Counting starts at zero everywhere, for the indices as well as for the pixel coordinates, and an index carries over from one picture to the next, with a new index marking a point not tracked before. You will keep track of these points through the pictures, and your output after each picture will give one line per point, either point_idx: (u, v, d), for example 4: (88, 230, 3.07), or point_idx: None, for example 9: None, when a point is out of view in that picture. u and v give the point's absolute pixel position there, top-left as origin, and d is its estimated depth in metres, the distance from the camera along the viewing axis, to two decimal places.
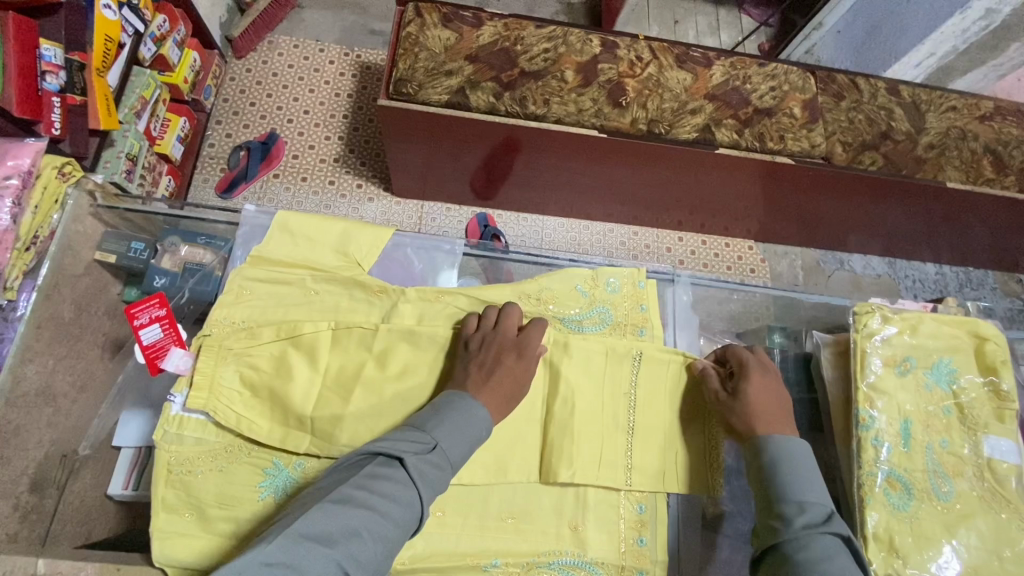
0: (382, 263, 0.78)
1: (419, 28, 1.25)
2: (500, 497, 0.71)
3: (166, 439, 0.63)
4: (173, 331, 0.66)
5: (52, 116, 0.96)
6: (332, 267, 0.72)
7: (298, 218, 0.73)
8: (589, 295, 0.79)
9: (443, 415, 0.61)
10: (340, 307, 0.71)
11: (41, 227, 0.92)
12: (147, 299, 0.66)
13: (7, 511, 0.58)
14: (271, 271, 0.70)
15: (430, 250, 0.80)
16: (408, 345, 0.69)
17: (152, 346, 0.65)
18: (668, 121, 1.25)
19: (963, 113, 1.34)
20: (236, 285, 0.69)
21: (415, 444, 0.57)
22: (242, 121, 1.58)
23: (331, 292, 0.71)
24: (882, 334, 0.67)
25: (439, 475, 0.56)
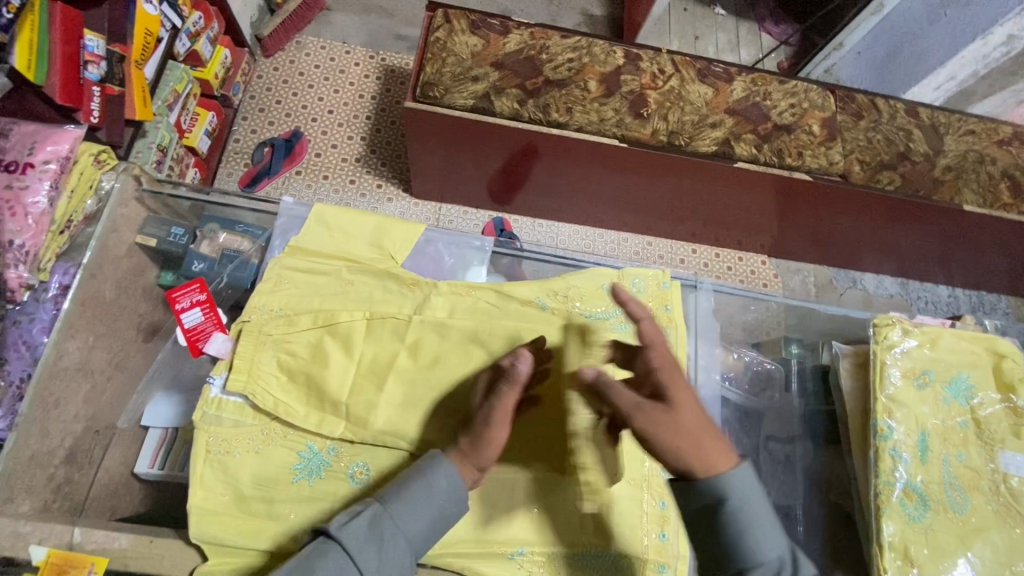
0: (414, 256, 0.80)
1: (447, 33, 1.28)
2: (527, 488, 0.71)
3: (206, 420, 0.65)
4: (212, 315, 0.69)
5: (90, 106, 0.98)
6: (368, 259, 0.75)
7: (335, 211, 0.76)
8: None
9: (405, 483, 0.58)
10: (373, 298, 0.72)
11: (75, 211, 0.95)
12: (187, 285, 0.69)
13: (43, 482, 0.60)
14: (310, 261, 0.73)
15: (461, 246, 0.82)
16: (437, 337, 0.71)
17: (194, 328, 0.68)
18: (689, 133, 1.27)
19: (981, 137, 1.35)
20: (275, 273, 0.71)
21: (368, 518, 0.55)
22: (268, 118, 1.61)
23: (366, 282, 0.73)
24: (901, 346, 0.68)
25: (390, 554, 0.55)
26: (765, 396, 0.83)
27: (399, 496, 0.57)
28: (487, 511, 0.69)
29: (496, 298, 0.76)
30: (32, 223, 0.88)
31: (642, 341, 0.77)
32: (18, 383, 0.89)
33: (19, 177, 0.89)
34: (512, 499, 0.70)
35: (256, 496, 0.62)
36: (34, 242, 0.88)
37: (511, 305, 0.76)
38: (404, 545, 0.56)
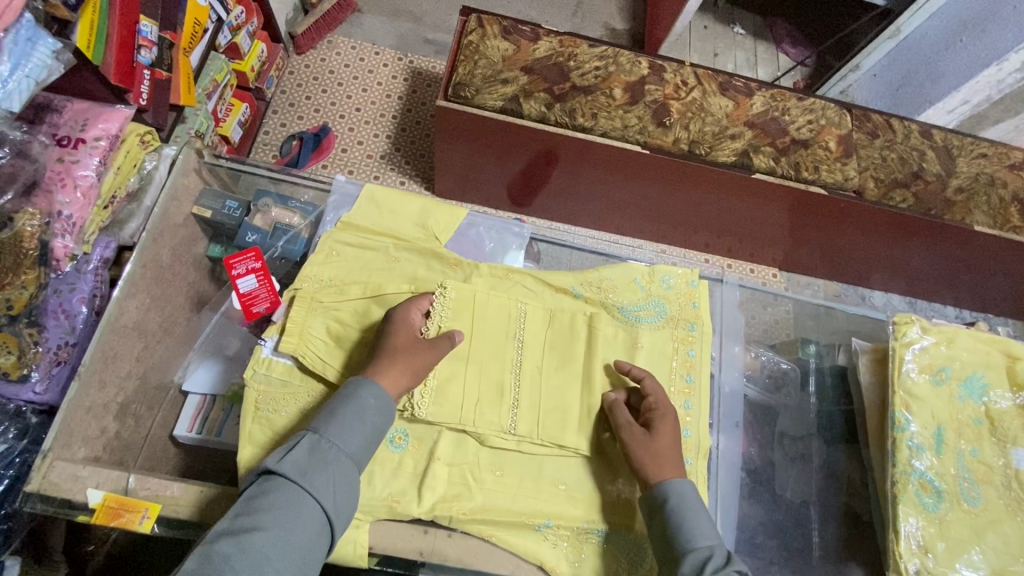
0: (457, 239, 0.85)
1: (480, 37, 1.32)
2: (553, 466, 0.73)
3: (256, 378, 0.69)
4: (266, 282, 0.74)
5: (140, 88, 1.00)
6: (413, 238, 0.80)
7: (384, 192, 0.83)
8: (646, 289, 0.83)
9: (336, 406, 0.61)
10: (416, 275, 0.78)
11: (119, 187, 0.96)
12: (245, 253, 0.74)
13: (96, 433, 0.68)
14: (357, 236, 0.79)
15: (500, 231, 0.87)
16: (469, 316, 0.76)
17: (248, 294, 0.73)
18: (709, 143, 1.30)
19: (992, 160, 1.38)
20: (327, 246, 0.77)
21: (308, 444, 0.58)
22: (297, 113, 1.66)
23: (411, 261, 0.79)
24: (920, 344, 0.73)
25: (339, 471, 0.57)
26: (781, 393, 0.84)
27: (329, 418, 0.60)
28: (517, 483, 0.71)
29: (532, 284, 0.81)
30: (81, 196, 0.88)
31: (670, 336, 0.80)
32: (54, 350, 0.89)
33: (70, 151, 0.89)
34: (541, 474, 0.73)
35: None
36: (81, 214, 0.88)
37: (545, 293, 0.81)
38: (345, 459, 0.58)
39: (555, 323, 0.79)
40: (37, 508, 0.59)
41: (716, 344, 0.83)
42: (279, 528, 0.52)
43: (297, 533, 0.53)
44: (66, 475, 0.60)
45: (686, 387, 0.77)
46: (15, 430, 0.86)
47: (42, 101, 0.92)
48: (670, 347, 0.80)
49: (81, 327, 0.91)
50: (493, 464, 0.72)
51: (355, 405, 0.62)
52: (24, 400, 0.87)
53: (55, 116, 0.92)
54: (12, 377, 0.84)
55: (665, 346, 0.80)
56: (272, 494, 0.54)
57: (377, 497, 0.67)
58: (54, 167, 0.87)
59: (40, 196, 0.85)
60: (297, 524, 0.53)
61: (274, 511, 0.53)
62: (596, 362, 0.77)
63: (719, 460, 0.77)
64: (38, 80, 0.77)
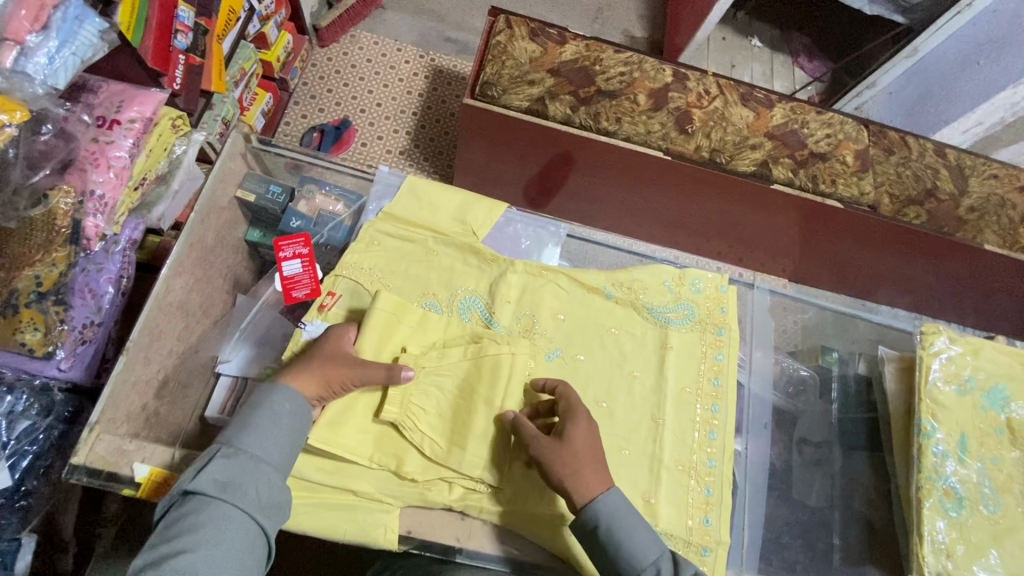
0: (494, 234, 0.86)
1: (508, 38, 1.34)
2: None
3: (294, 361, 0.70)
4: (309, 269, 0.76)
5: (174, 73, 1.01)
6: (452, 232, 0.82)
7: (424, 184, 0.84)
8: (676, 292, 0.84)
9: (248, 416, 0.60)
10: (454, 268, 0.79)
11: (150, 169, 0.96)
12: (293, 236, 0.77)
13: (136, 411, 0.68)
14: (399, 227, 0.80)
15: (537, 228, 0.88)
16: (510, 308, 0.78)
17: (291, 277, 0.75)
18: (730, 152, 1.32)
19: (1004, 182, 1.40)
20: (368, 235, 0.78)
21: (224, 456, 0.58)
22: (319, 105, 1.67)
23: (449, 253, 0.80)
24: (946, 354, 0.74)
25: (263, 478, 0.58)
26: (802, 399, 0.86)
27: (240, 430, 0.60)
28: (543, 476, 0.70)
29: (566, 283, 0.81)
30: (114, 176, 0.88)
31: (699, 340, 0.81)
32: (80, 329, 0.88)
33: (105, 132, 0.89)
34: None
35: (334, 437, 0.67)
36: (112, 195, 0.88)
37: (578, 292, 0.81)
38: (266, 464, 0.59)
39: (587, 323, 0.80)
40: (83, 480, 0.60)
41: (744, 350, 0.85)
42: (213, 531, 0.54)
43: (233, 539, 0.54)
44: (112, 449, 0.61)
45: (713, 392, 0.78)
46: (39, 406, 0.87)
47: (78, 82, 0.93)
48: (698, 352, 0.81)
49: (107, 306, 0.91)
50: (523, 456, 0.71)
51: (262, 415, 0.61)
52: (48, 376, 0.88)
53: (90, 96, 0.92)
54: (36, 354, 0.84)
55: (692, 351, 0.81)
56: (198, 501, 0.55)
57: (407, 484, 0.67)
58: (89, 147, 0.87)
59: (74, 174, 0.85)
60: (231, 528, 0.55)
61: (205, 515, 0.54)
62: (626, 362, 0.78)
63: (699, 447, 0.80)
64: (83, 59, 0.78)
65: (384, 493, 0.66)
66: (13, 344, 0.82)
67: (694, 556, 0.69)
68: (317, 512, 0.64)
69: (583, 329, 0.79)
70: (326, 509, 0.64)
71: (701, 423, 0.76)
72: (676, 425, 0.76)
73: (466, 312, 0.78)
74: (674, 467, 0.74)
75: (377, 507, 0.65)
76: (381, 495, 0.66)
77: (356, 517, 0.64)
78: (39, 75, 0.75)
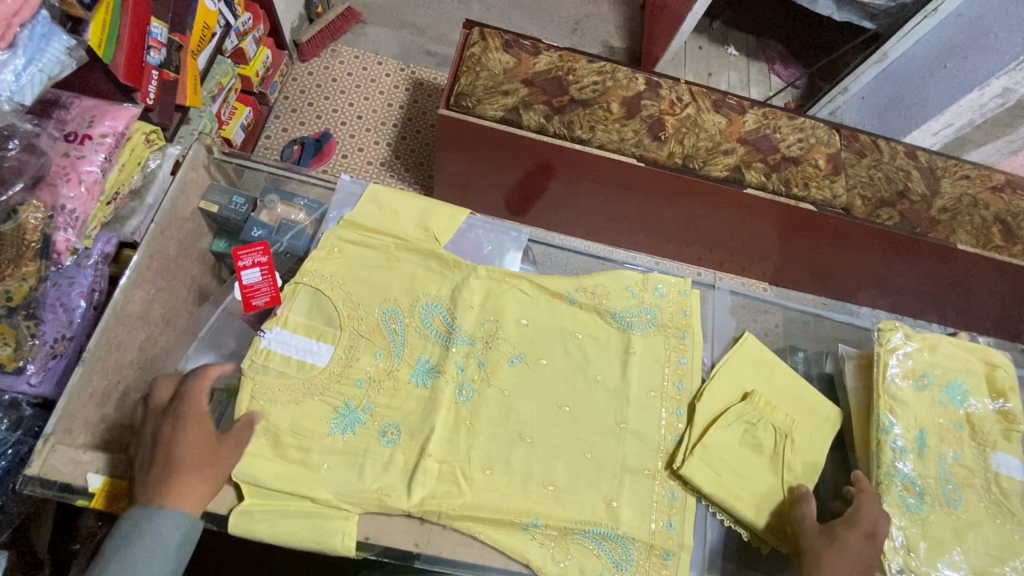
0: (455, 241, 0.86)
1: (482, 50, 1.36)
2: (542, 466, 0.73)
3: (253, 368, 0.72)
4: (269, 277, 0.77)
5: (147, 88, 1.01)
6: (414, 239, 0.82)
7: (388, 194, 0.85)
8: (639, 297, 0.85)
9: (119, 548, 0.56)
10: (417, 275, 0.81)
11: (123, 184, 0.97)
12: (252, 246, 0.78)
13: (96, 422, 0.69)
14: (361, 235, 0.81)
15: (499, 234, 0.89)
16: (474, 314, 0.80)
17: (250, 286, 0.76)
18: (703, 157, 1.34)
19: (975, 182, 1.42)
20: (330, 243, 0.80)
21: None
22: (299, 118, 1.68)
23: (412, 260, 0.81)
24: (902, 350, 0.77)
25: None
26: None
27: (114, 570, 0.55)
28: (506, 481, 0.71)
29: (528, 288, 0.82)
30: (85, 191, 0.88)
31: (663, 344, 0.83)
32: (51, 343, 0.87)
33: (76, 147, 0.89)
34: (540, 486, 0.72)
35: (293, 444, 0.69)
36: (84, 209, 0.88)
37: (541, 298, 0.82)
38: None
39: (552, 329, 0.81)
40: (36, 491, 0.61)
41: (710, 354, 0.86)
42: None
43: None
44: (66, 459, 0.62)
45: (677, 395, 0.80)
46: (8, 420, 0.86)
47: (49, 98, 0.93)
48: (662, 355, 0.82)
49: (79, 320, 0.91)
50: (484, 462, 0.72)
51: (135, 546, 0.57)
52: (18, 392, 0.86)
53: (62, 112, 0.93)
54: (7, 369, 0.83)
55: (654, 354, 0.82)
56: None
57: (366, 490, 0.67)
58: (59, 162, 0.88)
59: (45, 189, 0.85)
60: None
61: None
62: (589, 366, 0.80)
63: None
64: (51, 75, 0.79)
65: (342, 500, 0.66)
66: None
67: (657, 559, 0.71)
68: (275, 521, 0.64)
69: (546, 334, 0.81)
70: (285, 517, 0.65)
71: (667, 427, 0.78)
72: (640, 428, 0.77)
73: (427, 317, 0.79)
74: (637, 472, 0.75)
75: (336, 514, 0.66)
76: (341, 502, 0.66)
77: (313, 523, 0.65)
78: (6, 91, 0.75)
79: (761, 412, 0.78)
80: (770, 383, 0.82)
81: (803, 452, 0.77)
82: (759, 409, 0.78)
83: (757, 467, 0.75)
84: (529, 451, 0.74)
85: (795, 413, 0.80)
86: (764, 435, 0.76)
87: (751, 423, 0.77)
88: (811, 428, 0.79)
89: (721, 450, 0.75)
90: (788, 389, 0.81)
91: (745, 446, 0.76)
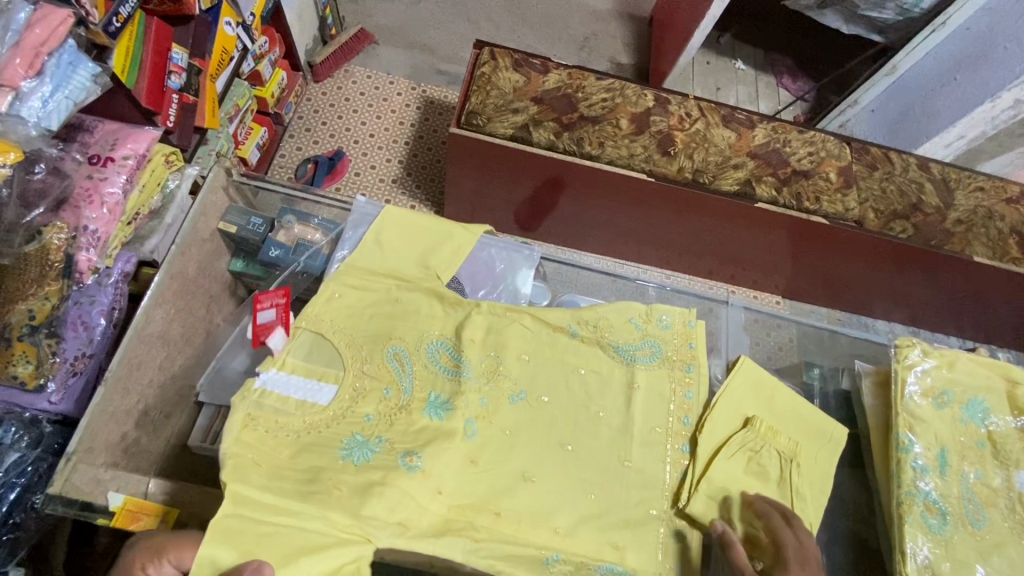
0: (468, 261, 0.90)
1: (492, 69, 1.38)
2: (552, 506, 0.73)
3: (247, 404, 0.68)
4: (281, 317, 0.76)
5: (168, 111, 1.04)
6: (416, 277, 0.84)
7: (392, 229, 0.86)
8: (642, 329, 0.86)
9: None
10: (420, 312, 0.81)
11: (143, 204, 0.98)
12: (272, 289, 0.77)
13: (116, 441, 0.70)
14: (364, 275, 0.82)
15: (511, 252, 0.92)
16: (478, 351, 0.80)
17: (264, 325, 0.74)
18: (713, 172, 1.35)
19: (990, 194, 1.41)
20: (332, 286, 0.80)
21: None
22: (313, 138, 1.72)
23: (415, 298, 0.82)
24: (921, 366, 0.76)
25: None
26: None
27: None
28: (518, 523, 0.71)
29: (530, 323, 0.83)
30: (107, 212, 0.90)
31: (667, 377, 0.83)
32: (70, 361, 0.89)
33: (99, 169, 0.91)
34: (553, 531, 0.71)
35: None
36: (106, 230, 0.90)
37: (542, 331, 0.83)
38: None
39: (556, 365, 0.81)
40: (57, 510, 0.61)
41: (715, 371, 0.88)
42: None
43: None
44: (87, 478, 0.63)
45: (682, 430, 0.80)
46: (29, 438, 0.87)
47: (74, 122, 0.96)
48: (668, 389, 0.83)
49: (99, 339, 0.92)
50: (492, 502, 0.71)
51: None
52: (38, 409, 0.88)
53: (86, 136, 0.95)
54: (28, 387, 0.85)
55: (659, 391, 0.82)
56: None
57: None
58: (83, 184, 0.90)
59: (69, 211, 0.88)
60: None
61: None
62: (592, 402, 0.80)
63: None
64: (76, 101, 0.82)
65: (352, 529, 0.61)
66: (6, 376, 0.84)
67: None
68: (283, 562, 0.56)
69: (549, 369, 0.81)
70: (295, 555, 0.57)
71: (673, 461, 0.78)
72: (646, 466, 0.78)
73: (434, 355, 0.79)
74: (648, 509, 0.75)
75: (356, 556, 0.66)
76: None
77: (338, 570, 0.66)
78: (33, 117, 0.78)
79: (762, 439, 0.79)
80: (770, 408, 0.82)
81: (806, 475, 0.77)
82: (762, 435, 0.78)
83: (767, 496, 0.75)
84: (538, 490, 0.73)
85: (800, 436, 0.80)
86: (768, 461, 0.77)
87: (755, 451, 0.78)
88: (814, 452, 0.80)
89: (729, 478, 0.75)
90: (789, 411, 0.82)
91: (750, 475, 0.76)
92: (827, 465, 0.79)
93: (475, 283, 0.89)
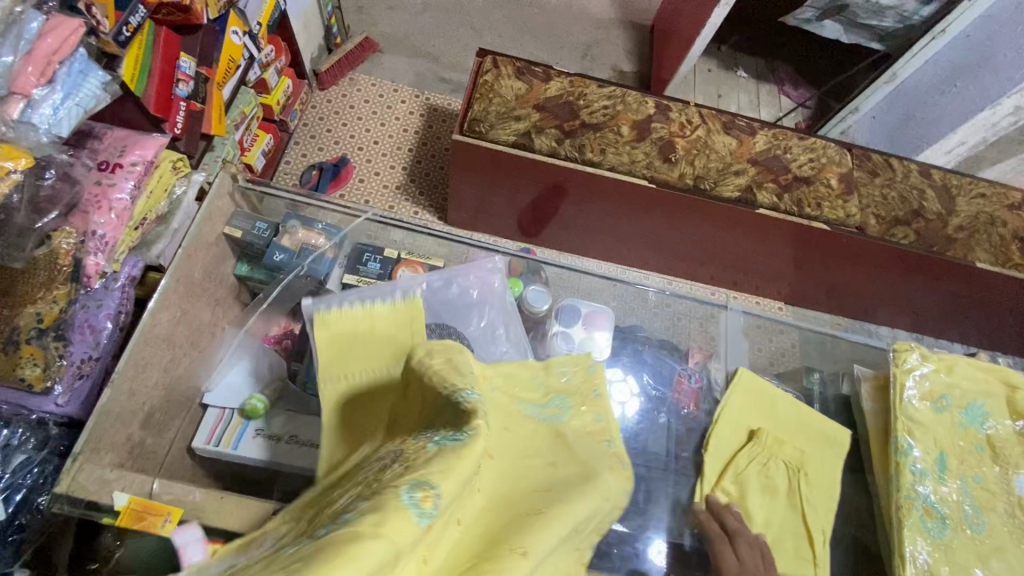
0: (438, 293, 0.83)
1: (495, 77, 1.40)
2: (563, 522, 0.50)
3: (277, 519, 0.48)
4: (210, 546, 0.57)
5: (175, 119, 1.05)
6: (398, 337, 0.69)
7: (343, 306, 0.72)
8: (544, 385, 0.68)
9: None
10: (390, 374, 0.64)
11: (151, 210, 0.99)
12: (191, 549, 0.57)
13: (122, 442, 0.70)
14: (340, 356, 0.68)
15: (475, 273, 0.86)
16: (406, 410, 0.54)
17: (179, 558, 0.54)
18: (714, 178, 1.35)
19: (991, 201, 1.41)
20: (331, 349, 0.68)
21: None
22: (317, 144, 1.73)
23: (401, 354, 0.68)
24: (919, 370, 0.76)
25: None
26: None
27: None
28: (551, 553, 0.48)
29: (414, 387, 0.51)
30: (115, 217, 0.92)
31: (588, 437, 0.64)
32: (77, 364, 0.90)
33: (108, 175, 0.93)
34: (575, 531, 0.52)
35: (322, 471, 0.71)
36: (113, 234, 0.91)
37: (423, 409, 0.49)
38: None
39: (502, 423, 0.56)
40: (63, 509, 0.61)
41: (717, 381, 0.89)
42: None
43: None
44: (94, 478, 0.63)
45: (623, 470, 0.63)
46: (35, 440, 0.88)
47: (83, 129, 0.97)
48: (591, 442, 0.64)
49: (105, 342, 0.93)
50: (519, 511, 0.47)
51: None
52: (45, 412, 0.89)
53: (95, 142, 0.97)
54: (36, 389, 0.86)
55: (585, 440, 0.64)
56: None
57: None
58: (92, 190, 0.91)
59: (78, 217, 0.89)
60: None
61: None
62: (531, 460, 0.55)
63: (673, 475, 0.81)
64: (87, 108, 0.83)
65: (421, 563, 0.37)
66: (14, 379, 0.85)
67: None
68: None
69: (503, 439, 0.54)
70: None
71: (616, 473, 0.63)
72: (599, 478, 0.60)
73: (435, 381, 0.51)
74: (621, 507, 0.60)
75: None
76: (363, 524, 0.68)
77: None
78: (45, 124, 0.79)
79: (771, 451, 0.80)
80: (774, 418, 0.83)
81: (817, 483, 0.78)
82: (768, 447, 0.80)
83: (776, 507, 0.76)
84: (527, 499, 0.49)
85: (805, 445, 0.81)
86: (777, 473, 0.78)
87: (764, 463, 0.79)
88: (821, 460, 0.80)
89: (736, 487, 0.77)
90: (794, 422, 0.83)
91: (759, 487, 0.77)
92: (835, 472, 0.80)
93: (461, 318, 0.83)
